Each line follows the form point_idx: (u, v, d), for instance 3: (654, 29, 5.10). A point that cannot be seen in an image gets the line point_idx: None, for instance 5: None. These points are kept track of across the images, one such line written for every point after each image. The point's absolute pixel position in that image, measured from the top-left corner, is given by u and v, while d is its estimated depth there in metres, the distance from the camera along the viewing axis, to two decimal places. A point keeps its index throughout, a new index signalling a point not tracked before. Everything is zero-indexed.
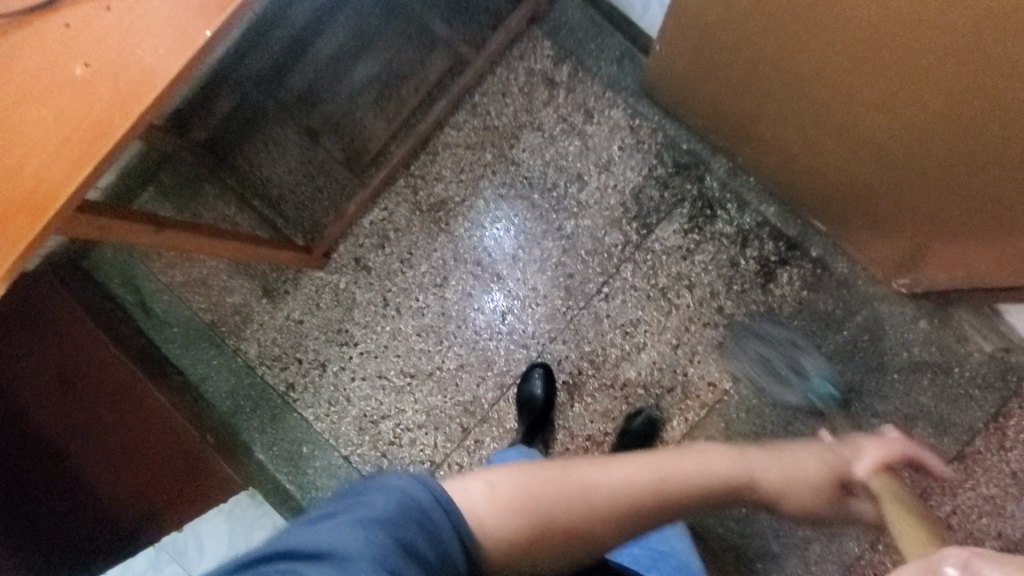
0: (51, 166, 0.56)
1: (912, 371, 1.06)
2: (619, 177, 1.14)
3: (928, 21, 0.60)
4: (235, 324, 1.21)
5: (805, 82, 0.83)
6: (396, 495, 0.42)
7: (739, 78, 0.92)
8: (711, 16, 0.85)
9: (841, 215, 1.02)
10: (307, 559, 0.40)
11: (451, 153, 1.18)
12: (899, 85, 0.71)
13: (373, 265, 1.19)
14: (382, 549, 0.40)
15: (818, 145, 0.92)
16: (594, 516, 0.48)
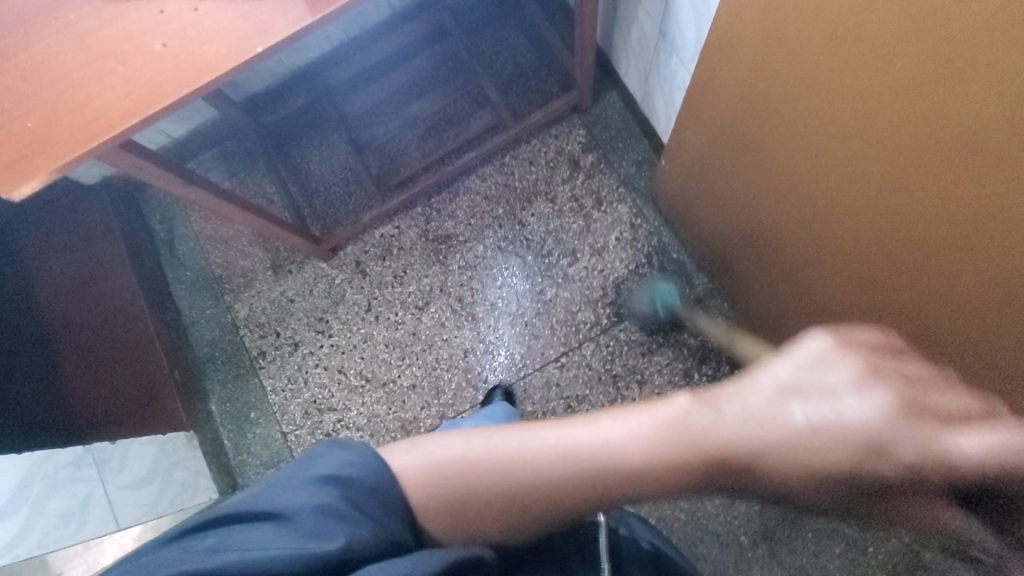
0: (102, 110, 0.65)
1: (828, 536, 1.06)
2: (608, 264, 1.24)
3: (920, 196, 0.58)
4: (237, 284, 1.34)
5: (793, 209, 0.82)
6: (348, 449, 0.42)
7: (737, 193, 0.94)
8: (703, 146, 0.97)
9: None
10: (255, 518, 0.38)
11: (469, 197, 1.31)
12: (869, 234, 0.69)
13: (370, 271, 1.31)
14: (330, 502, 0.39)
15: (807, 300, 0.91)
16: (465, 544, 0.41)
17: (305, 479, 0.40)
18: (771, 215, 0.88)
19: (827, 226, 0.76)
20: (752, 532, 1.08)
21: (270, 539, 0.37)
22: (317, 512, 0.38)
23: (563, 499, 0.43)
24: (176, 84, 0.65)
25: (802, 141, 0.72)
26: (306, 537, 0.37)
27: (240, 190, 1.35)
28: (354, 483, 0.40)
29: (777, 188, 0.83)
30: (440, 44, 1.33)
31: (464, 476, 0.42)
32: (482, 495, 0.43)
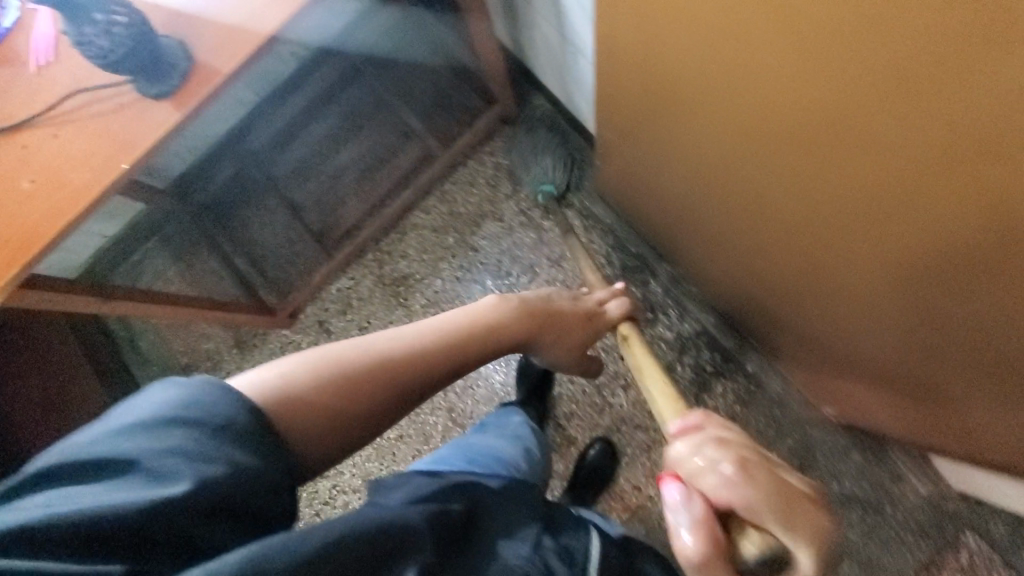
0: None
1: (844, 506, 1.02)
2: (569, 272, 1.20)
3: (838, 165, 0.58)
4: (205, 368, 1.32)
5: (737, 210, 0.82)
6: (180, 388, 0.44)
7: (678, 196, 0.95)
8: (630, 149, 0.96)
9: (789, 338, 0.99)
10: (104, 467, 0.39)
11: (417, 234, 1.27)
12: (809, 217, 0.69)
13: (333, 329, 1.27)
14: (185, 446, 0.41)
15: (751, 279, 0.95)
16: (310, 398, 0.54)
17: (136, 426, 0.41)
18: (700, 211, 0.92)
19: (750, 215, 0.80)
20: None
21: (128, 483, 0.38)
22: (161, 458, 0.40)
23: (399, 363, 0.60)
24: (50, 221, 0.61)
25: (713, 144, 0.75)
26: (146, 481, 0.38)
27: (187, 273, 1.31)
28: (204, 423, 0.42)
29: (699, 185, 0.86)
30: (355, 84, 1.29)
31: (308, 370, 0.55)
32: (330, 381, 0.56)
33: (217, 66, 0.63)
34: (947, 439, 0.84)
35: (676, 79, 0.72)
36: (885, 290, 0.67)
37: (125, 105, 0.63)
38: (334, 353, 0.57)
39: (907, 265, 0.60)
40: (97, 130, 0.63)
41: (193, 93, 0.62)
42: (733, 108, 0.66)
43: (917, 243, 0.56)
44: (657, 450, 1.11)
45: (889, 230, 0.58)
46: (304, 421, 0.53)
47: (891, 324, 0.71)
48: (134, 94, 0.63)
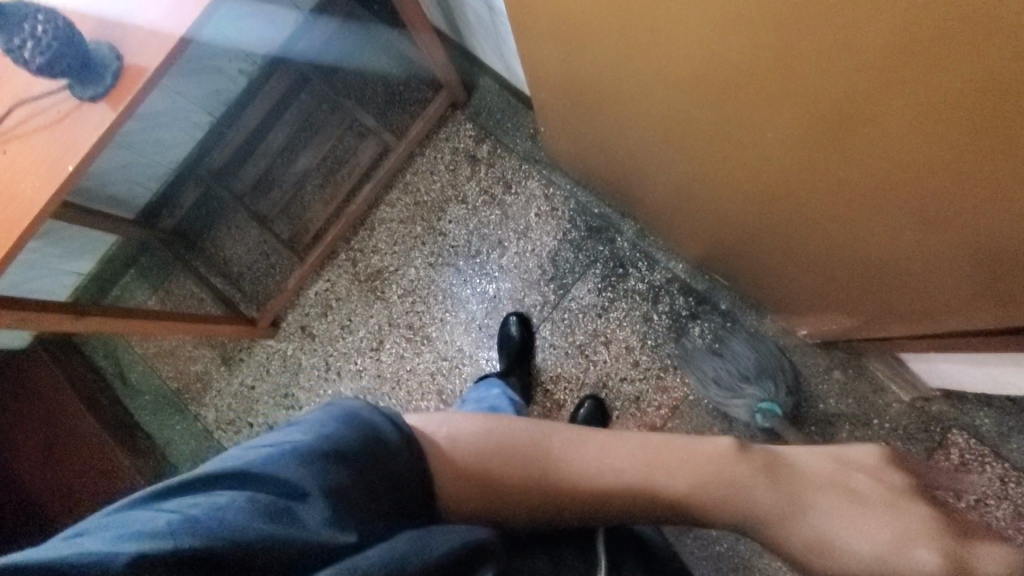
0: None
1: (831, 424, 1.04)
2: (536, 241, 1.22)
3: (714, 60, 0.60)
4: (197, 390, 1.34)
5: (665, 142, 0.84)
6: (355, 417, 0.42)
7: (614, 143, 0.97)
8: (557, 103, 1.00)
9: (749, 264, 0.99)
10: (268, 490, 0.36)
11: (386, 227, 1.30)
12: (718, 126, 0.70)
13: (317, 332, 1.30)
14: (350, 485, 0.39)
15: (722, 225, 0.94)
16: (478, 464, 0.50)
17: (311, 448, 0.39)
18: (658, 164, 0.92)
19: (692, 152, 0.81)
20: None
21: (296, 517, 0.36)
22: (325, 492, 0.37)
23: (593, 468, 0.53)
24: (11, 229, 0.67)
25: (652, 92, 0.75)
26: (312, 511, 0.36)
27: (167, 299, 1.33)
28: (365, 462, 0.40)
29: (635, 129, 0.88)
30: (306, 92, 1.32)
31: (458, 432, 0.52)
32: (505, 455, 0.52)
33: (144, 64, 0.68)
34: (911, 330, 0.83)
35: (598, 35, 0.73)
36: (806, 180, 0.67)
37: (66, 112, 0.69)
38: (524, 430, 0.54)
39: (807, 142, 0.61)
40: (44, 141, 0.68)
41: (124, 93, 0.68)
42: (662, 51, 0.66)
43: (803, 114, 0.58)
44: (645, 400, 1.13)
45: (778, 110, 0.60)
46: (464, 488, 0.49)
47: (867, 244, 0.71)
48: (74, 100, 0.69)
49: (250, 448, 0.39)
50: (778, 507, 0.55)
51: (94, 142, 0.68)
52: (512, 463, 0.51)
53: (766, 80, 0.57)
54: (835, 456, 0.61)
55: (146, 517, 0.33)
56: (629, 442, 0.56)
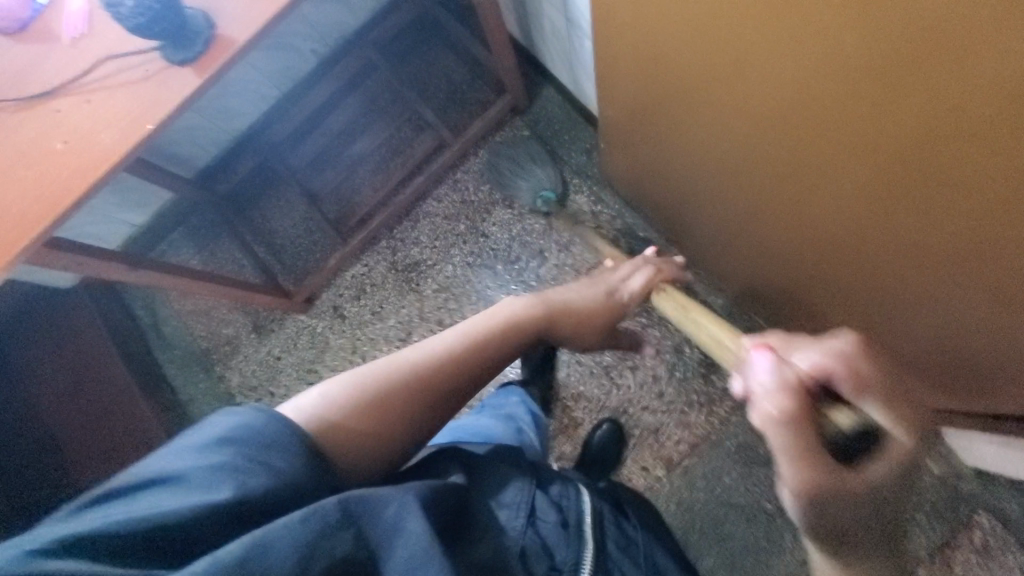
0: (20, 218, 0.70)
1: None
2: (577, 256, 1.22)
3: (787, 100, 0.59)
4: (225, 353, 1.37)
5: (726, 172, 0.82)
6: (258, 418, 0.42)
7: (672, 166, 0.96)
8: (623, 121, 0.99)
9: (795, 311, 0.96)
10: (153, 482, 0.38)
11: (430, 221, 1.31)
12: (783, 164, 0.68)
13: (348, 314, 1.31)
14: (232, 463, 0.39)
15: (773, 267, 0.92)
16: (373, 397, 0.52)
17: (208, 447, 0.40)
18: (717, 195, 0.90)
19: (754, 187, 0.78)
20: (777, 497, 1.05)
21: (171, 499, 0.37)
22: (206, 474, 0.38)
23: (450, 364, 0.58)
24: (83, 178, 0.70)
25: (721, 121, 0.73)
26: (204, 492, 0.37)
27: (209, 261, 1.37)
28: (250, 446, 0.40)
29: (697, 156, 0.86)
30: (371, 79, 1.34)
31: (352, 391, 0.51)
32: (382, 397, 0.53)
33: (234, 37, 0.71)
34: (964, 405, 0.79)
35: (674, 64, 0.73)
36: (868, 233, 0.64)
37: (153, 72, 0.71)
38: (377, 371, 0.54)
39: (875, 196, 0.58)
40: (128, 99, 0.71)
41: (211, 62, 0.71)
42: (734, 89, 0.66)
43: (874, 168, 0.55)
44: (665, 431, 1.11)
45: (847, 158, 0.57)
46: (375, 424, 0.51)
47: (916, 311, 0.68)
48: (162, 62, 0.71)
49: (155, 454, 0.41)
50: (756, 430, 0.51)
51: (173, 107, 0.71)
52: (394, 392, 0.53)
53: (838, 126, 0.55)
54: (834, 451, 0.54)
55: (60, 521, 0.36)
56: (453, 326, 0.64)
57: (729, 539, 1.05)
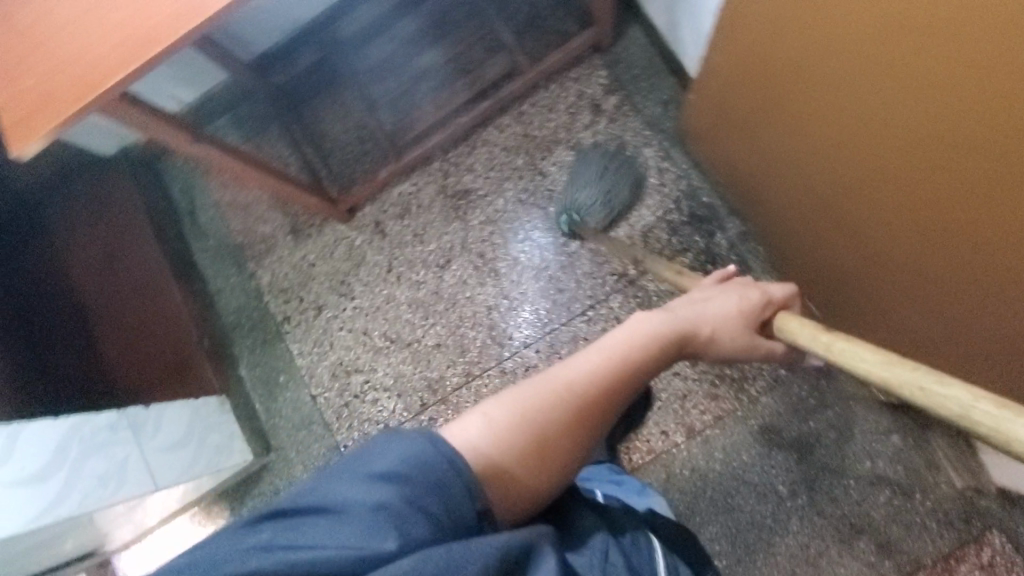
0: (95, 65, 0.67)
1: (871, 484, 1.03)
2: (635, 211, 1.18)
3: (918, 69, 0.55)
4: (259, 250, 1.35)
5: (816, 142, 0.78)
6: (428, 450, 0.45)
7: (756, 128, 0.91)
8: (719, 69, 0.93)
9: (848, 303, 0.93)
10: (343, 507, 0.42)
11: (487, 150, 1.27)
12: (887, 141, 0.65)
13: (389, 231, 1.29)
14: (410, 497, 0.43)
15: (854, 267, 0.86)
16: (529, 426, 0.53)
17: (390, 476, 0.44)
18: (805, 180, 0.86)
19: (842, 163, 0.75)
20: (792, 482, 1.05)
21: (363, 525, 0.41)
22: (392, 508, 0.42)
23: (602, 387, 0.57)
24: (170, 31, 0.66)
25: (829, 83, 0.69)
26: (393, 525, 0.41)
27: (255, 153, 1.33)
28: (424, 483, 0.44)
29: (787, 119, 0.82)
30: None
31: (513, 419, 0.53)
32: (534, 430, 0.53)
33: None
34: None
35: (787, 20, 0.71)
36: (961, 230, 0.61)
37: None
38: (528, 398, 0.54)
39: (984, 188, 0.55)
40: None
41: None
42: (839, 52, 0.64)
43: (1000, 157, 0.52)
44: (692, 400, 1.11)
45: (968, 145, 0.54)
46: (523, 457, 0.52)
47: (1004, 310, 0.63)
48: None
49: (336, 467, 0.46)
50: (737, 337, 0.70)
51: None
52: (549, 429, 0.54)
53: (970, 105, 0.52)
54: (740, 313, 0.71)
55: (287, 536, 0.42)
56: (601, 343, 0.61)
57: (738, 513, 1.06)
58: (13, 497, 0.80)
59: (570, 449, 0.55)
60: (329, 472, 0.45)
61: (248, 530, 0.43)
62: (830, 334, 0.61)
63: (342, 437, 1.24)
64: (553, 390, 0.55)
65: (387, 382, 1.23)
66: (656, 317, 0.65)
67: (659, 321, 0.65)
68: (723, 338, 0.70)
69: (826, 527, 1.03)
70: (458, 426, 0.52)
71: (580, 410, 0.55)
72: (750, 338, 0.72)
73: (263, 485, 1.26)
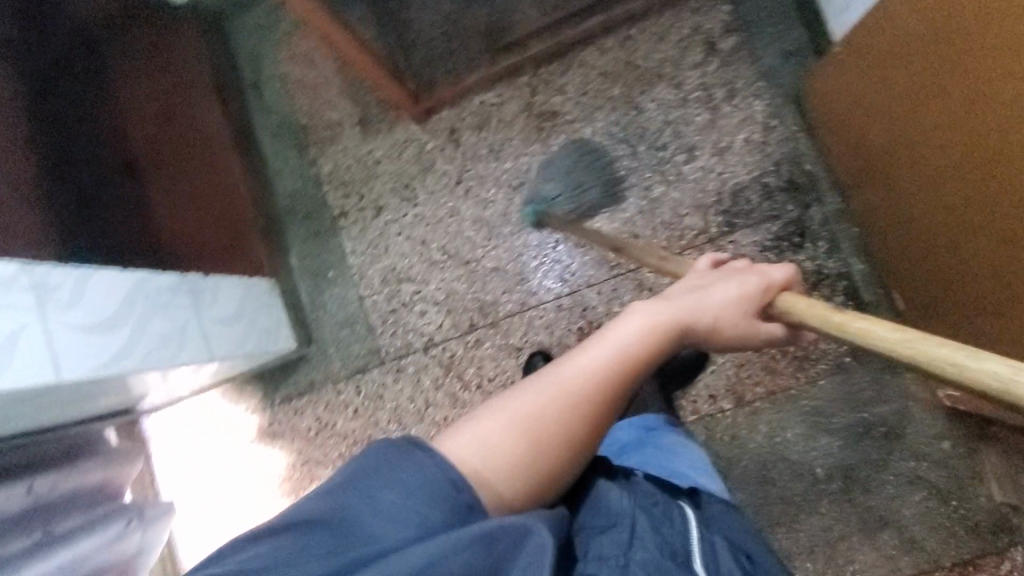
0: None
1: (909, 483, 1.03)
2: (730, 166, 1.11)
3: None
4: (323, 137, 1.28)
5: (964, 125, 0.75)
6: (414, 458, 0.51)
7: (892, 99, 0.87)
8: (868, 27, 0.87)
9: (940, 296, 0.92)
10: (336, 526, 0.48)
11: (583, 72, 1.18)
12: None
13: (464, 141, 1.22)
14: (400, 510, 0.48)
15: (948, 248, 0.86)
16: (524, 433, 0.57)
17: (379, 490, 0.49)
18: (921, 153, 0.84)
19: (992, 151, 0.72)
20: (831, 466, 1.05)
21: (361, 538, 0.47)
22: (384, 519, 0.48)
23: (589, 390, 0.59)
24: None
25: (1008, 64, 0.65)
26: (386, 534, 0.48)
27: None
28: (412, 489, 0.49)
29: (937, 95, 0.78)
30: None
31: (507, 427, 0.57)
32: (531, 434, 0.57)
33: None
34: None
35: None
36: None
37: None
38: (522, 403, 0.59)
39: None
40: None
41: None
42: None
43: None
44: (747, 370, 1.09)
45: None
46: (518, 458, 0.56)
47: None
48: None
49: (324, 487, 0.51)
50: (735, 328, 0.68)
51: None
52: (545, 436, 0.58)
53: None
54: (742, 308, 0.68)
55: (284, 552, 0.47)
56: (587, 347, 0.63)
57: (771, 486, 1.07)
58: (82, 340, 0.80)
59: (569, 439, 0.58)
60: (321, 491, 0.51)
61: (244, 548, 0.48)
62: (849, 316, 0.59)
63: (384, 342, 1.22)
64: (543, 396, 0.59)
65: (438, 296, 1.21)
66: (646, 312, 0.66)
67: (650, 317, 0.65)
68: (721, 332, 0.68)
69: (854, 515, 1.04)
70: (457, 434, 0.57)
71: (581, 404, 0.59)
72: (749, 325, 0.69)
73: (299, 375, 1.26)
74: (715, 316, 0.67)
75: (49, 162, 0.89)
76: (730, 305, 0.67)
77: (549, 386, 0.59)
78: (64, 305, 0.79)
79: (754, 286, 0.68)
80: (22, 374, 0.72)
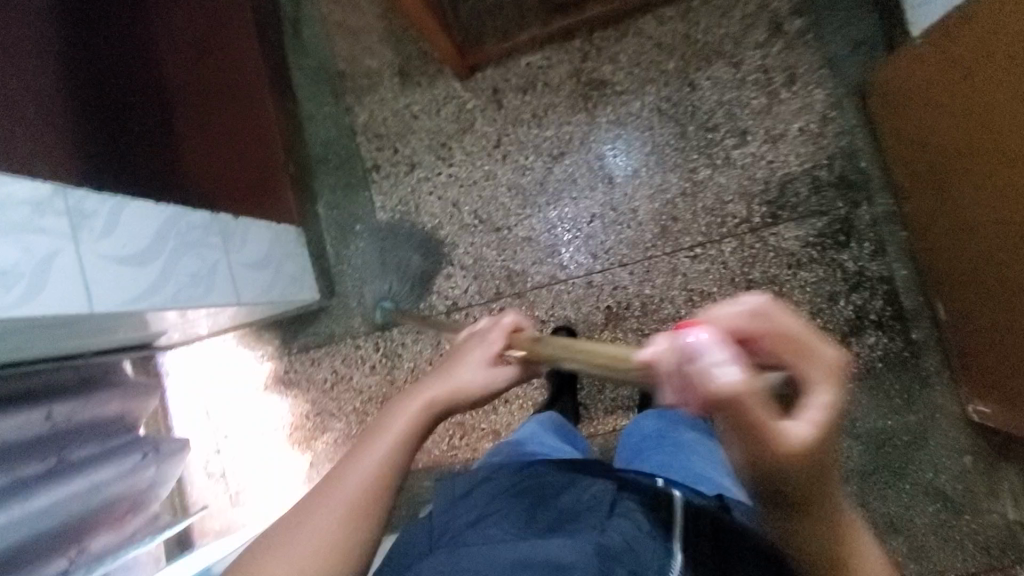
0: None
1: (924, 493, 1.02)
2: (781, 156, 1.08)
3: None
4: (360, 85, 1.24)
5: None
6: None
7: (959, 107, 0.83)
8: (945, 30, 0.83)
9: (983, 314, 0.89)
10: None
11: (639, 41, 1.12)
12: None
13: (506, 104, 1.18)
14: None
15: (1008, 263, 0.81)
16: (303, 543, 0.56)
17: None
18: (981, 166, 0.81)
19: None
20: (848, 470, 1.04)
21: None
22: None
23: (367, 472, 0.59)
24: None
25: None
26: None
27: None
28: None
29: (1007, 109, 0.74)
30: None
31: (287, 547, 0.56)
32: (317, 547, 0.56)
33: None
34: None
35: None
36: None
37: None
38: (289, 525, 0.57)
39: None
40: None
41: None
42: None
43: None
44: None
45: None
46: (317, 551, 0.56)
47: None
48: None
49: None
50: (498, 378, 0.66)
51: None
52: (327, 542, 0.56)
53: None
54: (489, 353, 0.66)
55: None
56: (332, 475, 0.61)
57: None
58: (114, 272, 0.79)
59: (351, 524, 0.57)
60: None
61: None
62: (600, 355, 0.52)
63: (406, 301, 1.21)
64: (306, 521, 0.57)
65: (466, 261, 1.18)
66: (404, 401, 0.65)
67: (403, 404, 0.64)
68: (496, 380, 0.66)
69: (865, 519, 1.03)
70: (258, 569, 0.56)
71: (352, 498, 0.58)
72: (494, 373, 0.66)
73: (318, 327, 1.25)
74: (469, 376, 0.65)
75: (75, 82, 0.78)
76: (484, 363, 0.66)
77: (316, 509, 0.57)
78: (97, 237, 0.77)
79: (504, 329, 0.68)
80: (59, 302, 0.71)
